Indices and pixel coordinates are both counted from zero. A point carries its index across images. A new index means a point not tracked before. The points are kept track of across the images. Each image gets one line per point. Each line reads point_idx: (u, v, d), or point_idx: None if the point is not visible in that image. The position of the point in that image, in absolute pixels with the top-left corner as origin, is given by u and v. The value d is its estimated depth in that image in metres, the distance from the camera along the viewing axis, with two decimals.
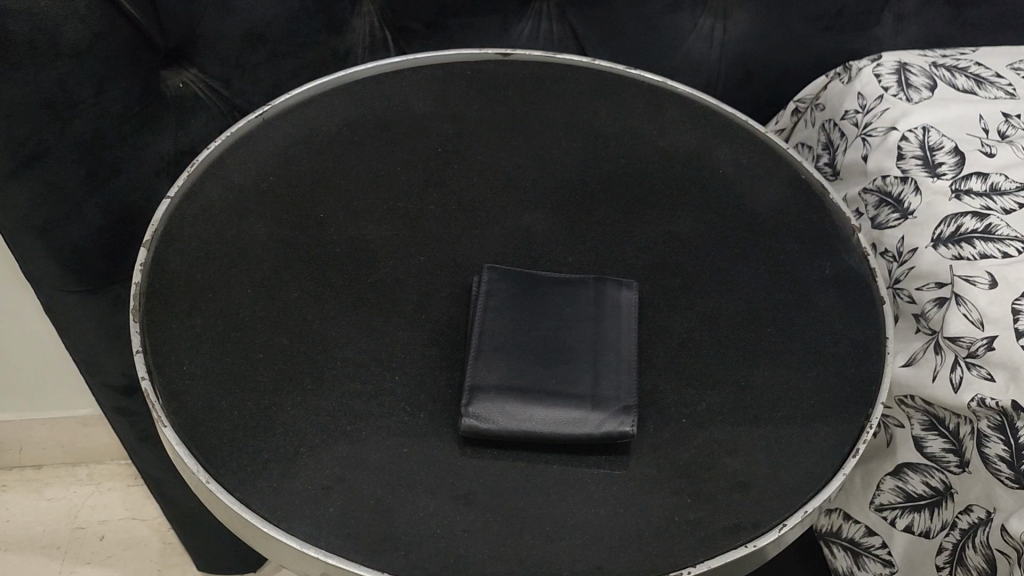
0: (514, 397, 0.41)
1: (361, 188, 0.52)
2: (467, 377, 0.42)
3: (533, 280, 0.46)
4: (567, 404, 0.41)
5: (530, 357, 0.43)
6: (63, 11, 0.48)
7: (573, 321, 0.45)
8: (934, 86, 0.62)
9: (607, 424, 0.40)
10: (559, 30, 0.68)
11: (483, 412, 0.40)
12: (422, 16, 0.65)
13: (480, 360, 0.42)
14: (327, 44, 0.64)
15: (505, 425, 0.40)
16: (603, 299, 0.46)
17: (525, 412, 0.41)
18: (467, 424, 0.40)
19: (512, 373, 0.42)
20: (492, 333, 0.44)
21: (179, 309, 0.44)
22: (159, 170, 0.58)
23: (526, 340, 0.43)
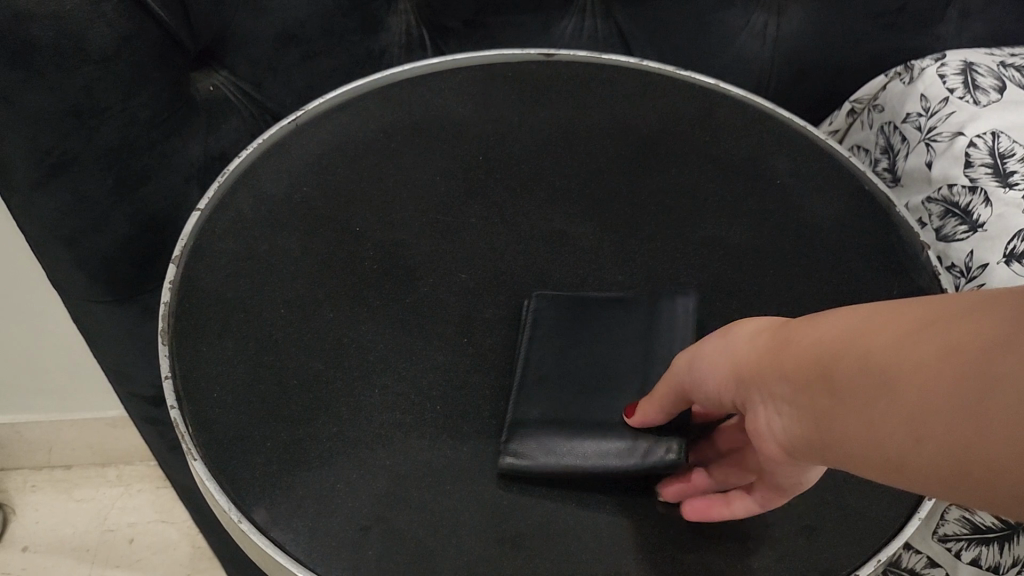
0: (556, 433, 0.39)
1: (400, 200, 0.49)
2: (510, 414, 0.40)
3: (582, 305, 0.44)
4: (610, 435, 0.38)
5: (574, 386, 0.41)
6: (89, 14, 0.46)
7: (621, 345, 0.42)
8: (1003, 88, 0.58)
9: (652, 453, 0.38)
10: (603, 27, 0.64)
11: (524, 449, 0.38)
12: (460, 14, 0.62)
13: (524, 394, 0.40)
14: (361, 43, 0.61)
15: (546, 461, 0.38)
16: (655, 316, 0.43)
17: (567, 446, 0.39)
18: (507, 462, 0.38)
19: (557, 408, 0.40)
20: (538, 365, 0.42)
21: (210, 329, 0.42)
22: (189, 176, 0.56)
23: (572, 371, 0.41)
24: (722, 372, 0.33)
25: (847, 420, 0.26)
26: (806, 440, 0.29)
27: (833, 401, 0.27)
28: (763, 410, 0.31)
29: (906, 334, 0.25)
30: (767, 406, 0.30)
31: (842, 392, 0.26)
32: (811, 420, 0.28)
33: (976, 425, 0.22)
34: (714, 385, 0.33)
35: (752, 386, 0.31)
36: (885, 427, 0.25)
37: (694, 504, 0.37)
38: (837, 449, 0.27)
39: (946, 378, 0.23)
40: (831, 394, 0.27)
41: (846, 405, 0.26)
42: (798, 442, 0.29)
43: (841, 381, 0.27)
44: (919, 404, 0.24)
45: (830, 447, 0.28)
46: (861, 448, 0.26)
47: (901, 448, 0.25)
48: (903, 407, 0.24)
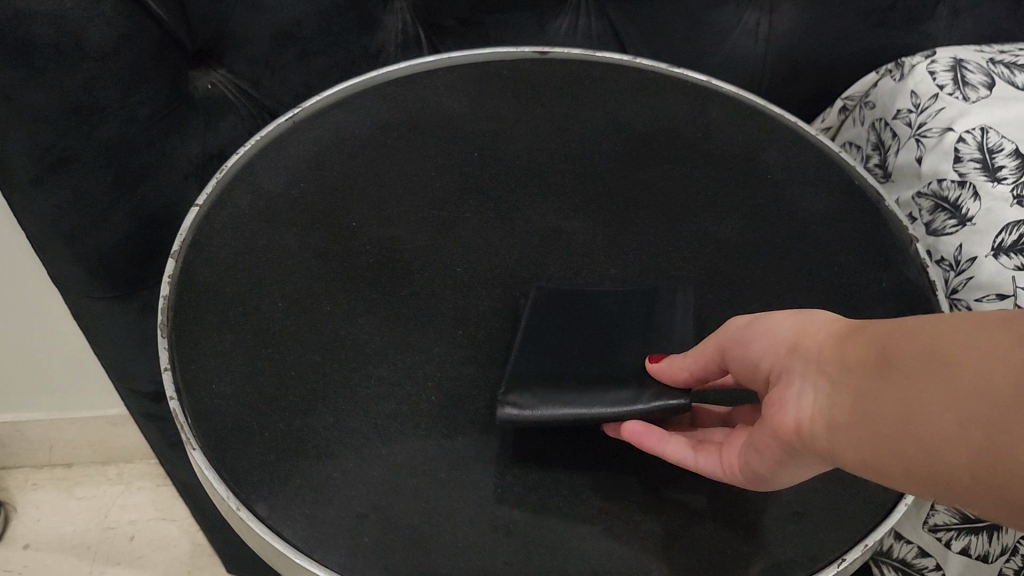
0: (554, 387, 0.39)
1: (396, 196, 0.50)
2: (511, 371, 0.41)
3: (582, 295, 0.45)
4: (615, 386, 0.39)
5: (573, 354, 0.41)
6: (88, 12, 0.46)
7: (622, 322, 0.43)
8: (992, 84, 0.59)
9: (656, 398, 0.38)
10: (598, 26, 0.65)
11: (523, 399, 0.39)
12: (456, 13, 0.63)
13: (524, 357, 0.41)
14: (359, 42, 0.62)
15: (545, 411, 0.39)
16: (657, 300, 0.44)
17: (568, 396, 0.39)
18: (505, 412, 0.39)
19: (558, 367, 0.41)
20: (538, 335, 0.42)
21: (208, 322, 0.43)
22: (187, 174, 0.57)
23: (572, 342, 0.42)
24: (775, 342, 0.35)
25: (871, 417, 0.29)
26: (818, 419, 0.31)
27: (866, 396, 0.30)
28: (793, 380, 0.33)
29: (962, 343, 0.27)
30: (807, 378, 0.33)
31: (878, 391, 0.29)
32: (834, 403, 0.31)
33: (986, 459, 0.25)
34: (759, 352, 0.36)
35: (797, 358, 0.33)
36: (902, 438, 0.28)
37: (636, 428, 0.38)
38: (846, 440, 0.30)
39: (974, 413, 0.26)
40: (868, 387, 0.30)
41: (875, 403, 0.29)
42: (812, 419, 0.32)
43: (882, 380, 0.29)
44: (941, 431, 0.27)
45: (840, 433, 0.30)
46: (874, 446, 0.29)
47: (913, 459, 0.28)
48: (926, 427, 0.27)
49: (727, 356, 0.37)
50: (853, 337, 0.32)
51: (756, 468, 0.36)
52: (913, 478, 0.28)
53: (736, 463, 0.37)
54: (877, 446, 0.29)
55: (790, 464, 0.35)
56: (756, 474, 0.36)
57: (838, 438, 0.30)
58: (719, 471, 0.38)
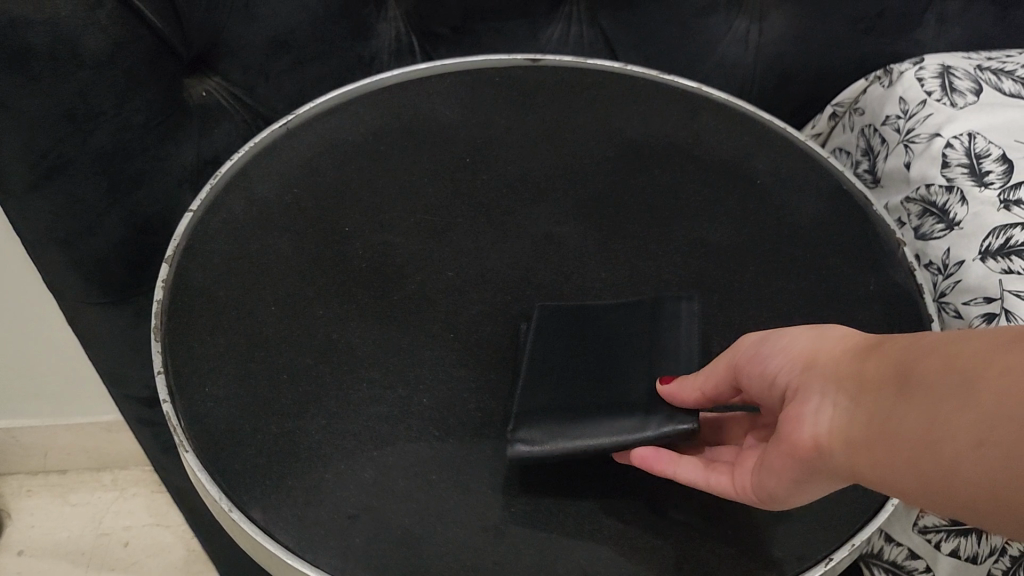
0: (560, 419, 0.39)
1: (388, 202, 0.50)
2: (516, 404, 0.40)
3: (584, 312, 0.45)
4: (621, 415, 0.39)
5: (576, 379, 0.41)
6: (84, 20, 0.47)
7: (626, 339, 0.43)
8: (979, 90, 0.60)
9: (663, 424, 0.38)
10: (589, 33, 0.66)
11: (530, 436, 0.39)
12: (448, 20, 0.63)
13: (527, 384, 0.41)
14: (352, 49, 0.62)
15: (553, 447, 0.38)
16: (659, 312, 0.44)
17: (574, 429, 0.39)
18: (515, 451, 0.38)
19: (562, 395, 0.41)
20: (541, 359, 0.42)
21: (201, 326, 0.43)
22: (182, 180, 0.58)
23: (575, 363, 0.42)
24: (790, 358, 0.35)
25: (887, 439, 0.30)
26: (838, 440, 0.32)
27: (881, 418, 0.30)
28: (807, 400, 0.33)
29: (981, 363, 0.27)
30: (822, 397, 0.33)
31: (893, 412, 0.30)
32: (854, 425, 0.31)
33: (1007, 482, 0.26)
34: (773, 368, 0.36)
35: (814, 376, 0.33)
36: (920, 460, 0.28)
37: (644, 453, 0.38)
38: (868, 460, 0.30)
39: (989, 439, 0.26)
40: (884, 408, 0.30)
41: (889, 425, 0.30)
42: (832, 440, 0.32)
43: (898, 402, 0.30)
44: (959, 454, 0.27)
45: (862, 456, 0.31)
46: (892, 470, 0.29)
47: (932, 481, 0.28)
48: (943, 450, 0.28)
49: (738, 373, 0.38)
50: (865, 357, 0.32)
51: (769, 489, 0.36)
52: (933, 499, 0.29)
53: (749, 481, 0.37)
54: (895, 469, 0.29)
55: (805, 484, 0.35)
56: (769, 495, 0.36)
57: (861, 461, 0.31)
58: (730, 489, 0.37)
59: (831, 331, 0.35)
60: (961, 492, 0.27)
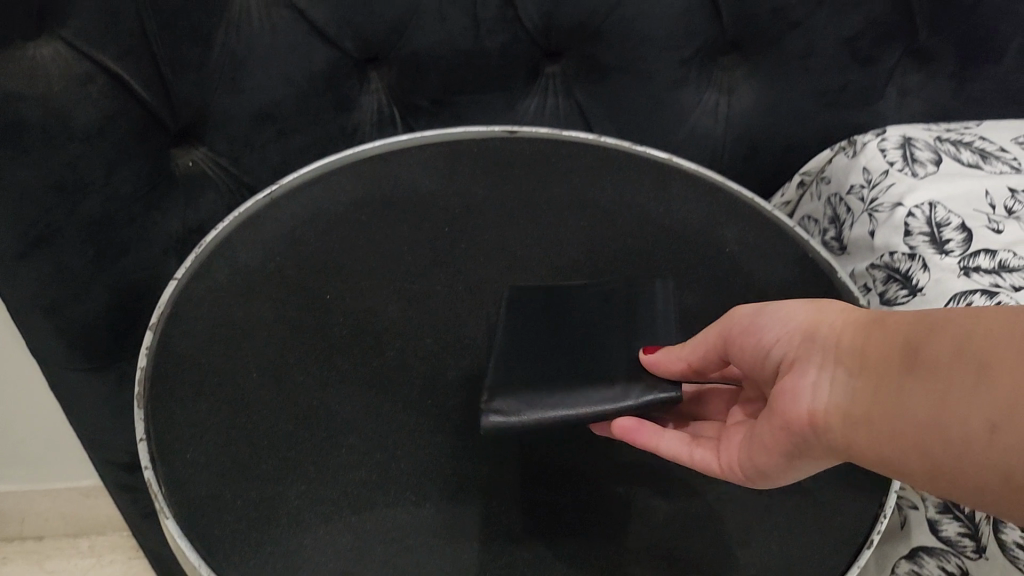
0: (537, 390, 0.42)
1: (368, 270, 0.52)
2: (490, 378, 0.43)
3: (556, 296, 0.48)
4: (601, 385, 0.42)
5: (552, 355, 0.44)
6: (75, 95, 0.49)
7: (600, 319, 0.46)
8: (939, 161, 0.62)
9: (646, 394, 0.41)
10: (565, 105, 0.69)
11: (506, 406, 0.41)
12: (428, 94, 0.65)
13: (501, 363, 0.43)
14: (336, 121, 0.64)
15: (527, 416, 0.41)
16: (632, 297, 0.47)
17: (552, 400, 0.41)
18: (490, 421, 0.41)
19: (536, 369, 0.43)
20: (515, 342, 0.45)
21: (184, 392, 0.44)
22: (167, 248, 0.59)
23: (551, 343, 0.45)
24: (791, 331, 0.39)
25: (891, 413, 0.33)
26: (829, 407, 0.35)
27: (884, 393, 0.33)
28: (805, 369, 0.37)
29: (987, 348, 0.30)
30: (821, 369, 0.36)
31: (899, 390, 0.33)
32: (852, 396, 0.35)
33: (1016, 464, 0.29)
34: (771, 340, 0.40)
35: (814, 349, 0.37)
36: (926, 438, 0.32)
37: (626, 424, 0.42)
38: (862, 432, 0.34)
39: (1009, 423, 0.29)
40: (887, 384, 0.33)
41: (894, 402, 0.33)
42: (825, 408, 0.35)
43: (904, 376, 0.33)
44: (974, 434, 0.30)
45: (858, 426, 0.34)
46: (890, 443, 0.33)
47: (940, 458, 0.31)
48: (953, 431, 0.31)
49: (732, 341, 0.42)
50: (867, 332, 0.35)
51: (760, 465, 0.40)
52: (936, 476, 0.32)
53: (736, 459, 0.41)
54: (897, 445, 0.33)
55: (797, 459, 0.39)
56: (761, 469, 0.40)
57: (855, 430, 0.34)
58: (714, 465, 0.42)
59: (833, 307, 0.39)
60: (964, 471, 0.31)
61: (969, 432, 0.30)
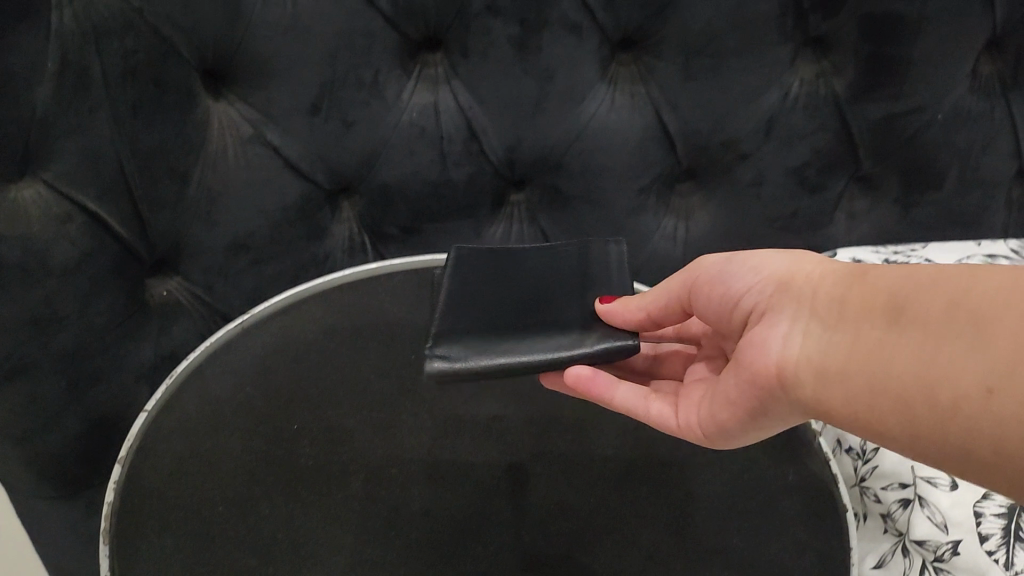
0: (479, 343, 0.47)
1: (337, 398, 0.53)
2: (434, 329, 0.49)
3: (505, 257, 0.54)
4: (557, 334, 0.48)
5: (496, 309, 0.50)
6: (54, 232, 0.51)
7: (550, 277, 0.53)
8: None
9: (604, 342, 0.47)
10: (529, 231, 0.72)
11: (449, 354, 0.47)
12: (398, 222, 0.68)
13: (447, 316, 0.50)
14: (308, 250, 0.66)
15: (470, 362, 0.46)
16: (586, 258, 0.54)
17: (505, 350, 0.47)
18: (434, 368, 0.46)
19: (482, 320, 0.49)
20: (461, 294, 0.51)
21: (151, 527, 0.45)
22: (139, 375, 0.60)
23: (501, 296, 0.51)
24: (765, 283, 0.43)
25: (872, 369, 0.35)
26: (795, 355, 0.39)
27: (861, 348, 0.36)
28: (776, 319, 0.41)
29: (966, 307, 0.33)
30: (795, 321, 0.39)
31: (882, 347, 0.35)
32: (824, 346, 0.38)
33: (994, 429, 0.31)
34: (741, 290, 0.44)
35: (788, 300, 0.40)
36: (914, 397, 0.34)
37: (585, 374, 0.46)
38: (833, 382, 0.37)
39: (994, 386, 0.31)
40: (864, 335, 0.36)
41: (879, 361, 0.35)
42: (795, 357, 0.39)
43: (883, 329, 0.35)
44: (957, 394, 0.32)
45: (828, 375, 0.37)
46: (867, 396, 0.35)
47: (918, 416, 0.34)
48: (943, 390, 0.32)
49: (697, 294, 0.47)
50: (842, 285, 0.38)
51: (719, 422, 0.45)
52: (908, 435, 0.34)
53: (694, 420, 0.47)
54: (880, 401, 0.35)
55: (764, 414, 0.43)
56: (721, 428, 0.46)
57: (827, 379, 0.37)
58: (673, 423, 0.48)
59: (811, 261, 0.42)
60: (953, 438, 0.32)
61: (958, 394, 0.32)
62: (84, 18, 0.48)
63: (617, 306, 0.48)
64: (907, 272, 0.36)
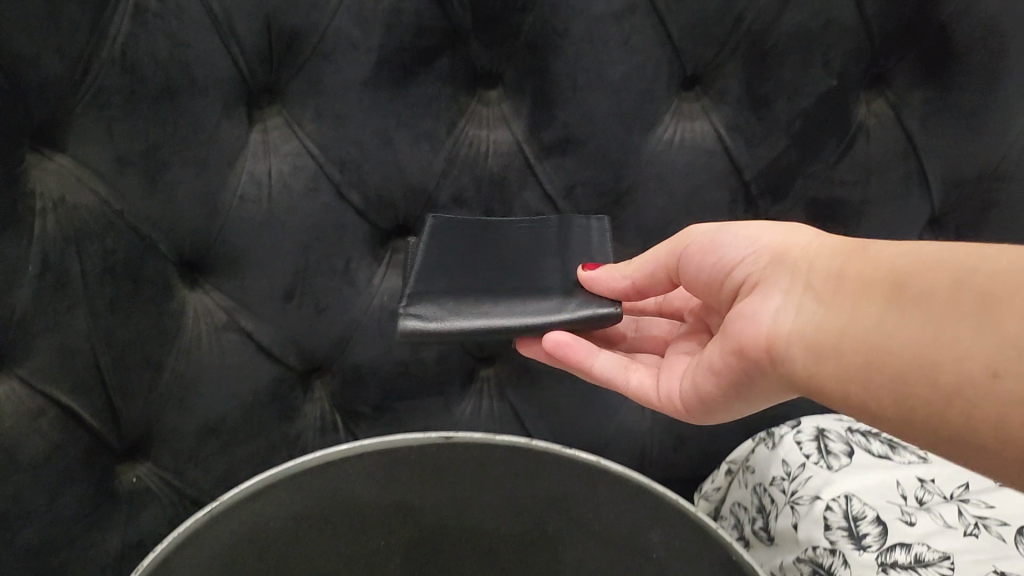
0: (453, 305, 0.53)
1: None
2: (410, 292, 0.54)
3: (484, 232, 0.60)
4: (538, 300, 0.53)
5: (473, 274, 0.56)
6: (26, 427, 0.52)
7: (529, 248, 0.58)
8: (851, 452, 0.67)
9: (587, 311, 0.52)
10: (500, 407, 0.73)
11: (422, 314, 0.52)
12: (370, 400, 0.68)
13: (424, 281, 0.55)
14: (279, 430, 0.67)
15: (442, 323, 0.51)
16: (568, 231, 0.60)
17: (481, 310, 0.52)
18: (407, 327, 0.51)
19: (458, 284, 0.55)
20: (437, 260, 0.57)
21: None
22: (104, 566, 0.60)
23: (480, 264, 0.57)
24: (761, 257, 0.45)
25: (867, 348, 0.37)
26: (786, 326, 0.42)
27: (857, 323, 0.38)
28: (771, 290, 0.43)
29: (969, 287, 0.34)
30: (795, 297, 0.42)
31: (883, 323, 0.37)
32: (819, 319, 0.40)
33: (1000, 408, 0.32)
34: (733, 260, 0.47)
35: (785, 273, 0.43)
36: (916, 381, 0.35)
37: (562, 339, 0.51)
38: (829, 352, 0.39)
39: (999, 367, 0.32)
40: (863, 310, 0.38)
41: (880, 340, 0.37)
42: (788, 331, 0.41)
43: (884, 303, 0.37)
44: (960, 374, 0.33)
45: (822, 345, 0.39)
46: (866, 372, 0.37)
47: (920, 397, 0.35)
48: (947, 375, 0.34)
49: (684, 262, 0.50)
50: (841, 259, 0.40)
51: (704, 397, 0.50)
52: (907, 415, 0.36)
53: (676, 396, 0.53)
54: (877, 384, 0.37)
55: (753, 387, 0.46)
56: (703, 402, 0.51)
57: (821, 349, 0.40)
58: (655, 397, 0.54)
59: (810, 236, 0.44)
60: (953, 416, 0.34)
61: (962, 377, 0.33)
62: (67, 223, 0.51)
63: (600, 275, 0.53)
64: (907, 248, 0.38)
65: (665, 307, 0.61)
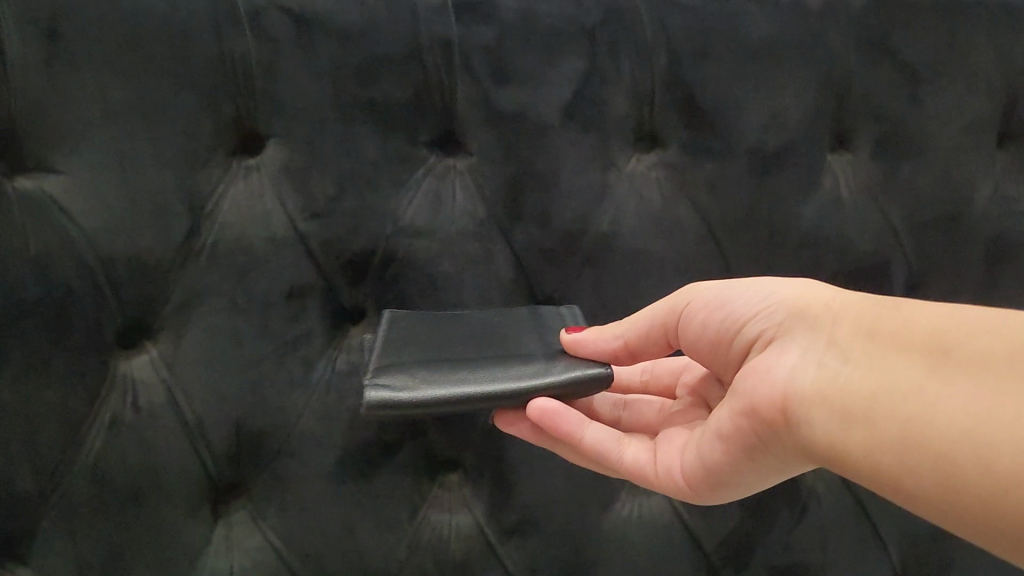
0: (421, 375, 0.48)
1: None
2: (375, 363, 0.50)
3: (440, 317, 0.55)
4: (520, 365, 0.49)
5: (443, 346, 0.52)
6: None
7: (507, 322, 0.55)
8: None
9: (573, 372, 0.48)
10: None
11: (390, 385, 0.47)
12: None
13: (390, 353, 0.50)
14: None
15: (410, 394, 0.47)
16: (543, 313, 0.56)
17: (455, 378, 0.48)
18: (373, 399, 0.47)
19: (427, 355, 0.51)
20: (403, 335, 0.52)
21: None
22: None
23: (456, 336, 0.53)
24: (775, 314, 0.43)
25: (902, 413, 0.36)
26: (803, 384, 0.40)
27: (890, 388, 0.37)
28: (787, 346, 0.42)
29: None
30: (819, 353, 0.40)
31: (924, 388, 0.35)
32: (845, 376, 0.38)
33: None
34: (742, 319, 0.45)
35: (806, 328, 0.41)
36: (962, 459, 0.33)
37: (546, 407, 0.47)
38: (858, 405, 0.37)
39: None
40: (901, 364, 0.37)
41: (923, 406, 0.35)
42: (809, 391, 0.39)
43: (929, 363, 0.36)
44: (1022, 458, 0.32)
45: (851, 396, 0.38)
46: (902, 436, 0.36)
47: (967, 480, 0.33)
48: (1005, 457, 0.32)
49: (685, 321, 0.48)
50: (872, 318, 0.39)
51: (715, 478, 0.47)
52: (947, 496, 0.34)
53: (681, 479, 0.49)
54: (914, 455, 0.35)
55: (766, 455, 0.44)
56: (710, 480, 0.47)
57: (850, 401, 0.38)
58: (653, 475, 0.50)
59: (827, 291, 0.43)
60: (1008, 504, 0.32)
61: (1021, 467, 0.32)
62: None
63: (587, 336, 0.50)
64: (949, 314, 0.37)
65: (653, 384, 0.58)
